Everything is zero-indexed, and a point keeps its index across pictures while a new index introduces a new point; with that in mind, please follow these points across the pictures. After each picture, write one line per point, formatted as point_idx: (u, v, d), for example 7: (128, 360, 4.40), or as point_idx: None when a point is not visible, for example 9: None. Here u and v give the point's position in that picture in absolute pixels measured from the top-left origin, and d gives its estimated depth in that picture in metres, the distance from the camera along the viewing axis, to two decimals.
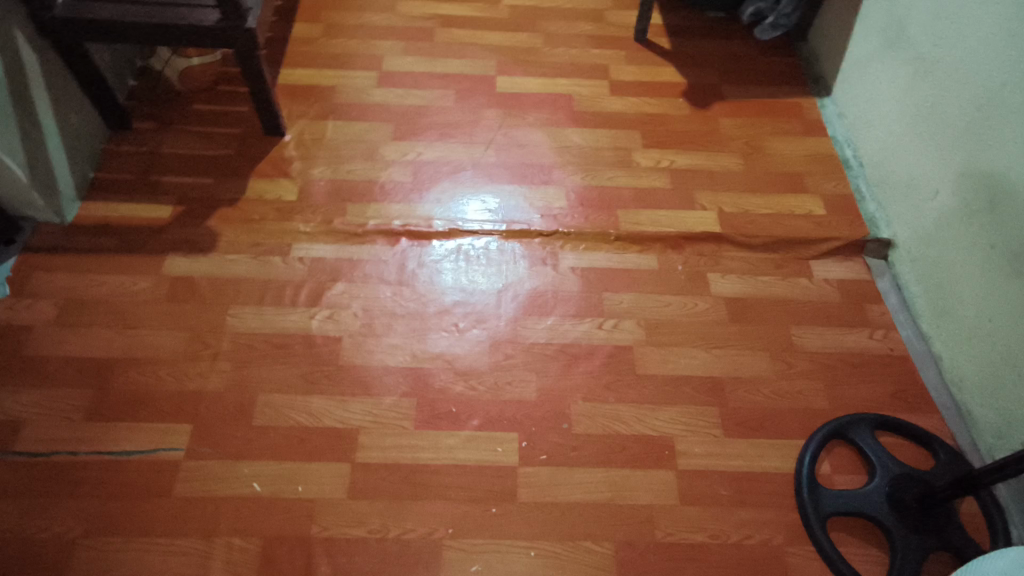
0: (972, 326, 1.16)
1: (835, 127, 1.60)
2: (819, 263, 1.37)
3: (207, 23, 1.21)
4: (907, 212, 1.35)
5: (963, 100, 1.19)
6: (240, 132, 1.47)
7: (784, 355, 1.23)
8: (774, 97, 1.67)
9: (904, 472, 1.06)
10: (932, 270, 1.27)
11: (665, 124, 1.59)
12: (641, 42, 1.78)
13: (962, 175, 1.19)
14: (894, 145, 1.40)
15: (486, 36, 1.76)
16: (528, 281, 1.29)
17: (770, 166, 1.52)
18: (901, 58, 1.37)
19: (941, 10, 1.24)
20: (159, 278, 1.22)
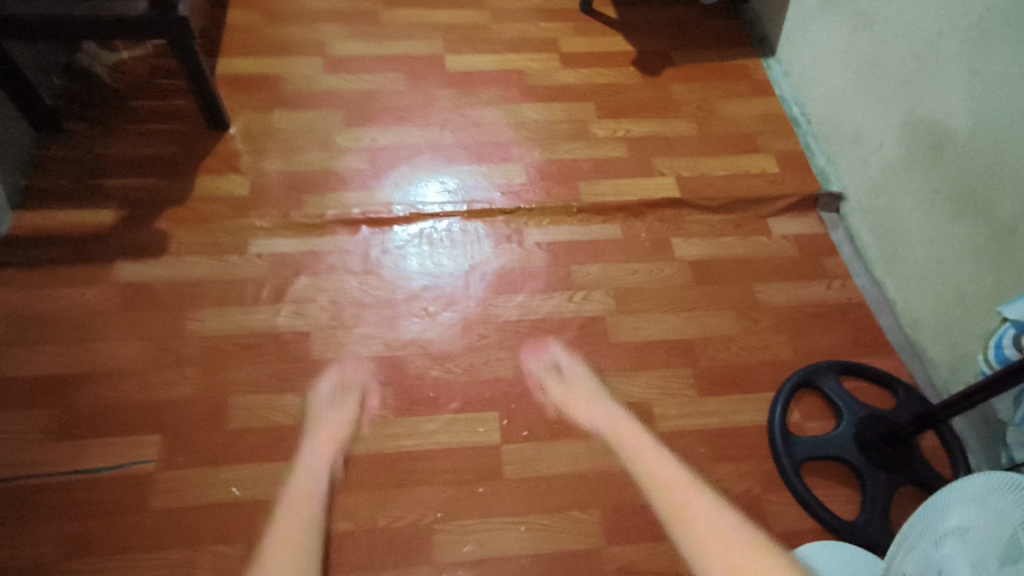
0: (923, 269, 1.21)
1: (781, 86, 1.64)
2: (777, 221, 1.42)
3: (135, 13, 1.14)
4: (855, 165, 1.39)
5: (903, 51, 1.23)
6: (182, 127, 1.41)
7: (750, 312, 1.26)
8: (721, 60, 1.69)
9: (868, 413, 1.11)
10: (881, 218, 1.32)
11: (618, 93, 1.59)
12: (588, 12, 1.77)
13: (906, 125, 1.24)
14: (840, 100, 1.44)
15: (432, 15, 1.72)
16: (495, 260, 1.29)
17: (723, 128, 1.55)
18: (840, 15, 1.41)
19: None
20: (110, 286, 1.17)
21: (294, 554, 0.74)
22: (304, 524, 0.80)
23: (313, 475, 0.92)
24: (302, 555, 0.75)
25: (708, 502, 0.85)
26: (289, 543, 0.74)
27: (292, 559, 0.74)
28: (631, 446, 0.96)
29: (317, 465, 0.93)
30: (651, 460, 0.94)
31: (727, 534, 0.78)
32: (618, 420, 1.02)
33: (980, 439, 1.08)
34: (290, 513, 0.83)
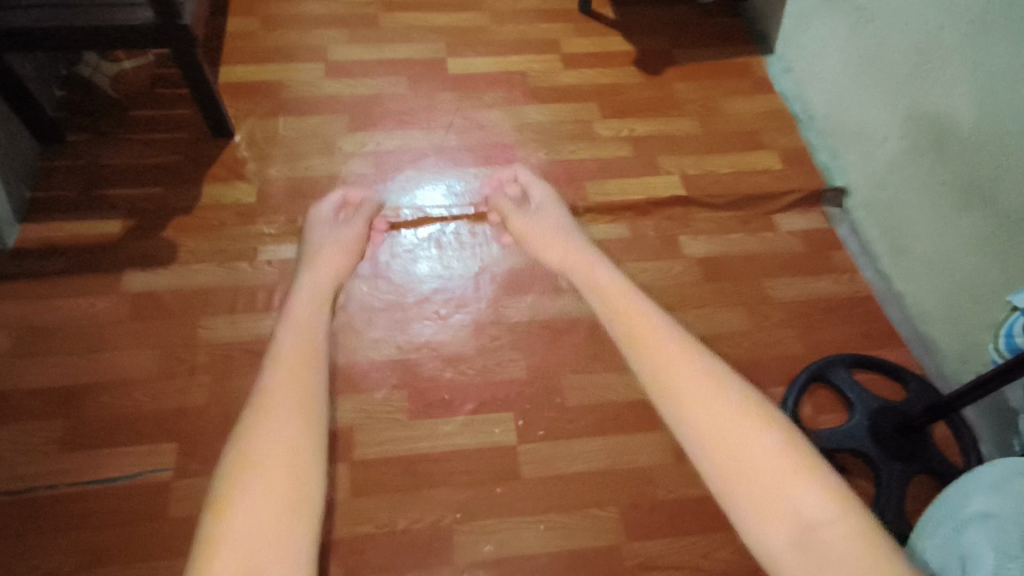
0: (930, 261, 1.22)
1: (782, 83, 1.65)
2: (783, 217, 1.43)
3: (139, 22, 1.14)
4: (859, 160, 1.41)
5: (905, 45, 1.24)
6: (186, 136, 1.40)
7: (762, 309, 1.29)
8: (721, 58, 1.70)
9: (879, 404, 1.12)
10: (886, 211, 1.33)
11: (620, 93, 1.60)
12: (587, 14, 1.78)
13: (909, 119, 1.25)
14: (842, 96, 1.46)
15: (431, 18, 1.72)
16: (504, 261, 1.29)
17: (726, 126, 1.56)
18: (841, 11, 1.42)
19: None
20: (119, 295, 1.16)
21: (300, 421, 0.66)
22: (303, 399, 0.68)
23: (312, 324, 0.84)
24: (307, 422, 0.66)
25: (705, 377, 0.74)
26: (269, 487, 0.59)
27: (301, 424, 0.66)
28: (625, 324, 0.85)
29: (310, 313, 0.86)
30: (649, 331, 0.82)
31: (708, 404, 0.71)
32: (619, 296, 0.91)
33: (990, 427, 1.09)
34: (285, 371, 0.72)
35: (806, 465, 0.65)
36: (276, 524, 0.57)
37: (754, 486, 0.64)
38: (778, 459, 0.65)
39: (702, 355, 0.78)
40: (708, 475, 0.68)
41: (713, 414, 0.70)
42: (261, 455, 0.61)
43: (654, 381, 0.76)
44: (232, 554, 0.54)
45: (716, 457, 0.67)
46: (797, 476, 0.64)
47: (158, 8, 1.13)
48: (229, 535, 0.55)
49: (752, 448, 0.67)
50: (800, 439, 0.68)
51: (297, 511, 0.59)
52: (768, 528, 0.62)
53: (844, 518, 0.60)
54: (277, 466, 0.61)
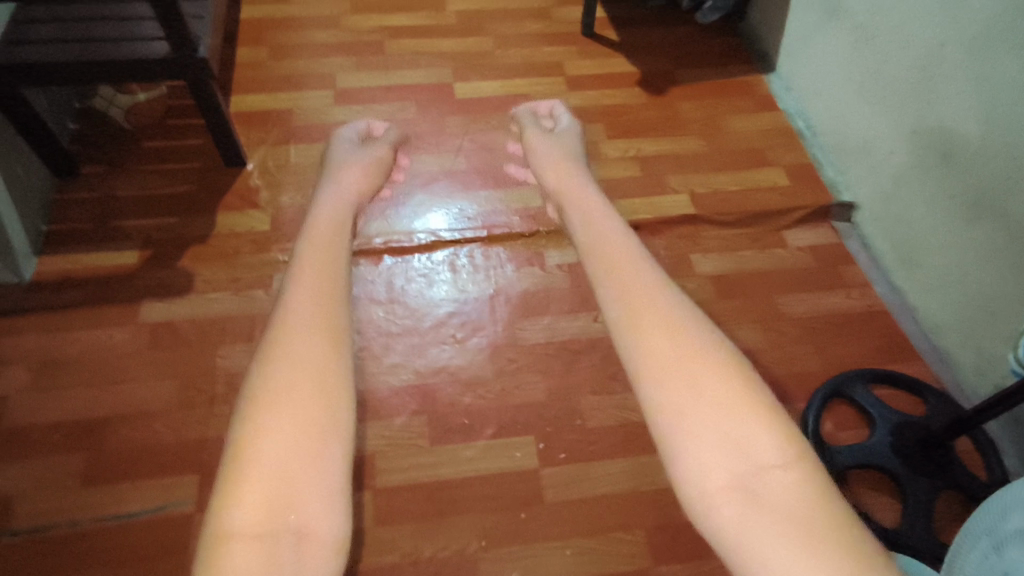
0: (944, 275, 1.23)
1: (784, 100, 1.67)
2: (791, 232, 1.44)
3: (155, 56, 1.15)
4: (866, 175, 1.42)
5: (909, 61, 1.26)
6: (200, 165, 1.41)
7: (775, 325, 1.29)
8: (723, 78, 1.73)
9: (901, 419, 1.12)
10: (895, 225, 1.34)
11: (626, 114, 1.62)
12: (589, 36, 1.80)
13: (914, 134, 1.27)
14: (845, 112, 1.48)
15: (436, 43, 1.75)
16: (518, 283, 1.29)
17: (731, 144, 1.57)
18: (841, 30, 1.45)
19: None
20: (137, 326, 1.16)
21: (322, 328, 0.51)
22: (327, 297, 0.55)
23: (340, 226, 0.69)
24: (334, 327, 0.52)
25: (666, 298, 0.54)
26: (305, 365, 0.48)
27: (326, 336, 0.51)
28: (582, 230, 0.65)
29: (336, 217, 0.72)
30: (608, 234, 0.63)
31: (662, 314, 0.52)
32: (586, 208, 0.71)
33: (1014, 441, 1.09)
34: (308, 274, 0.57)
35: (762, 407, 0.47)
36: (306, 447, 0.45)
37: (694, 423, 0.46)
38: (724, 389, 0.47)
39: (657, 268, 0.58)
40: (643, 398, 0.49)
41: (662, 338, 0.50)
42: (285, 374, 0.47)
43: (600, 273, 0.57)
44: (262, 481, 0.43)
45: (657, 381, 0.48)
46: (748, 415, 0.46)
47: (174, 42, 1.15)
48: (259, 458, 0.43)
49: (697, 370, 0.48)
50: (760, 384, 0.48)
51: (326, 432, 0.46)
52: (704, 463, 0.44)
53: (797, 467, 0.43)
54: (306, 379, 0.48)
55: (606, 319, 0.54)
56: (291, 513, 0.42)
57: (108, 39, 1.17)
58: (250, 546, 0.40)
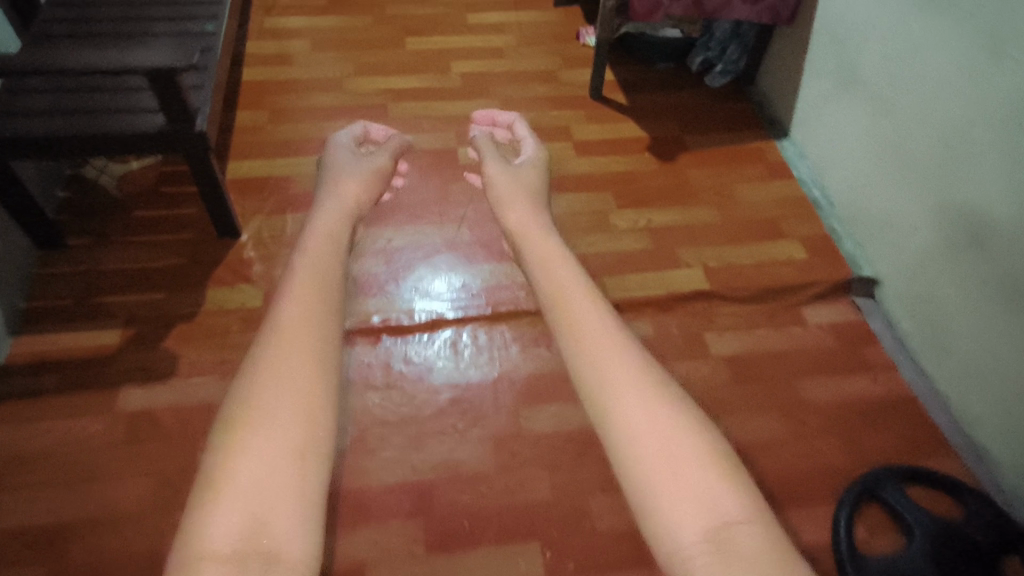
0: (974, 366, 1.16)
1: (799, 167, 1.63)
2: (809, 308, 1.37)
3: (150, 129, 1.10)
4: (886, 251, 1.36)
5: (930, 137, 1.22)
6: (190, 236, 1.35)
7: (796, 413, 1.21)
8: (735, 144, 1.68)
9: (941, 527, 1.03)
10: (922, 305, 1.27)
11: (635, 181, 1.57)
12: (597, 99, 1.77)
13: (940, 211, 1.20)
14: (864, 183, 1.42)
15: (440, 107, 1.71)
16: (523, 366, 1.22)
17: (745, 214, 1.52)
18: (859, 100, 1.41)
19: (894, 57, 1.29)
20: (113, 415, 1.08)
21: (319, 346, 0.46)
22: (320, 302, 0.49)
23: (336, 232, 0.62)
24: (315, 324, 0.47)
25: (632, 356, 0.51)
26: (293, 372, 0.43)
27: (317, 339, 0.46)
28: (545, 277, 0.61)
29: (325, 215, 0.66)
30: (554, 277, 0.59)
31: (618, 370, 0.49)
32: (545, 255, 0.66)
33: None
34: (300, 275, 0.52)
35: (721, 467, 0.44)
36: (292, 465, 0.39)
37: (663, 484, 0.43)
38: (690, 449, 0.45)
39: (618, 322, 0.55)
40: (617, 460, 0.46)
41: (631, 396, 0.48)
42: (272, 389, 0.42)
43: (567, 329, 0.54)
44: (239, 498, 0.38)
45: (636, 440, 0.45)
46: (710, 472, 0.43)
47: (170, 115, 1.09)
48: (235, 478, 0.38)
49: (660, 431, 0.46)
50: (717, 442, 0.46)
51: (310, 449, 0.41)
52: (679, 523, 0.41)
53: (758, 524, 0.41)
54: (298, 398, 0.42)
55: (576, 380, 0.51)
56: (265, 536, 0.37)
57: (101, 111, 1.12)
58: (220, 567, 0.34)
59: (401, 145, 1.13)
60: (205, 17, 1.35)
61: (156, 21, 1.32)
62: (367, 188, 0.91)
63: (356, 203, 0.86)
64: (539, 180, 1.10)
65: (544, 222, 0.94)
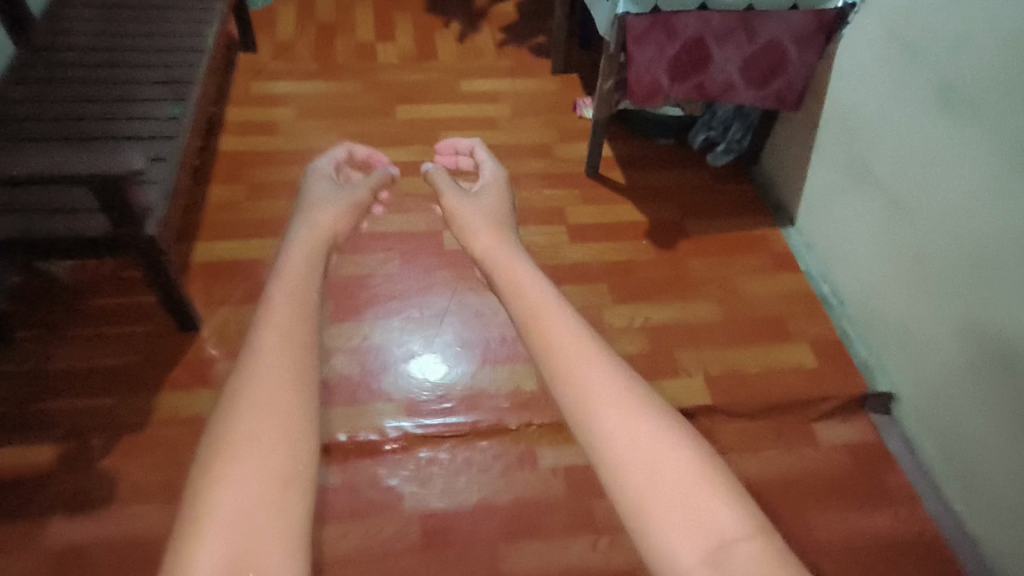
0: (991, 481, 1.07)
1: (806, 259, 1.53)
2: (821, 425, 1.26)
3: (94, 233, 1.01)
4: (897, 354, 1.28)
5: (942, 229, 1.15)
6: (148, 329, 1.24)
7: (810, 554, 1.08)
8: (738, 231, 1.59)
9: None
10: (944, 430, 1.16)
11: (632, 272, 1.47)
12: (594, 177, 1.68)
13: (963, 332, 1.11)
14: (879, 287, 1.33)
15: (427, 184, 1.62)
16: (505, 492, 1.11)
17: (750, 311, 1.41)
18: (876, 198, 1.33)
19: (907, 148, 1.24)
20: (40, 554, 0.96)
21: (291, 379, 0.43)
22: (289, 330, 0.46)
23: (308, 258, 0.57)
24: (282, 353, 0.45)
25: (612, 371, 0.49)
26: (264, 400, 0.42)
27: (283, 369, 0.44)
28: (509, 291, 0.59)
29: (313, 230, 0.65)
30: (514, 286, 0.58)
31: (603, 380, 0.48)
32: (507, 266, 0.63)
33: None
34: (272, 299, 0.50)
35: (719, 481, 0.43)
36: (270, 498, 0.38)
37: (658, 514, 0.41)
38: (682, 464, 0.43)
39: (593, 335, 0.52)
40: (609, 483, 0.44)
41: (612, 418, 0.46)
42: (246, 427, 0.40)
43: (543, 350, 0.51)
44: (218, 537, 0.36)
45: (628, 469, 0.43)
46: (708, 494, 0.41)
47: (116, 219, 1.00)
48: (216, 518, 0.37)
49: (656, 454, 0.44)
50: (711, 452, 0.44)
51: (292, 479, 0.39)
52: (677, 553, 0.40)
53: (761, 539, 0.40)
54: (270, 434, 0.40)
55: (561, 401, 0.49)
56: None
57: (45, 211, 1.04)
58: None
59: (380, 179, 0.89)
60: (171, 100, 1.28)
61: (119, 106, 1.25)
62: (344, 219, 0.73)
63: (333, 235, 0.67)
64: (499, 188, 0.91)
65: (496, 221, 0.78)
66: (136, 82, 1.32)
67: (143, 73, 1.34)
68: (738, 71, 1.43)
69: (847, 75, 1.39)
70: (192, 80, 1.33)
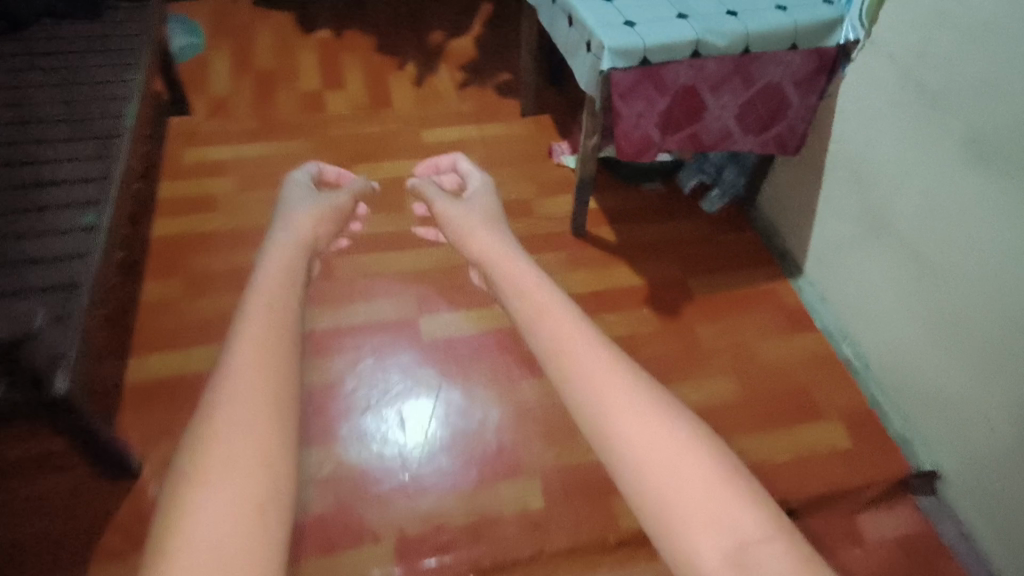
0: None
1: (820, 315, 1.40)
2: (865, 517, 1.13)
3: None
4: (937, 424, 1.15)
5: (977, 289, 1.04)
6: (70, 482, 1.06)
7: None
8: (745, 287, 1.47)
9: None
10: (1004, 521, 1.03)
11: (635, 349, 1.32)
12: (581, 236, 1.52)
13: (1016, 414, 0.99)
14: (907, 350, 1.20)
15: (397, 260, 1.45)
16: None
17: (771, 384, 1.29)
18: (894, 253, 1.20)
19: (929, 200, 1.10)
20: None
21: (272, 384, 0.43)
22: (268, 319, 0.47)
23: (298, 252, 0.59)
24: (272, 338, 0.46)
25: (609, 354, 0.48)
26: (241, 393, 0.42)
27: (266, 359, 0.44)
28: (506, 277, 0.60)
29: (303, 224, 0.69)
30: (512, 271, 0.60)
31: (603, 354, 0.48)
32: (504, 258, 0.64)
33: None
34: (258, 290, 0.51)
35: (733, 475, 0.41)
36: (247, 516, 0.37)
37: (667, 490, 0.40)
38: (689, 458, 0.41)
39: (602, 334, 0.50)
40: (617, 464, 0.43)
41: (625, 413, 0.44)
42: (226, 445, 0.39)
43: (534, 321, 0.52)
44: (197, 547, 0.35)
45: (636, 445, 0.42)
46: (736, 507, 0.39)
47: (17, 381, 0.83)
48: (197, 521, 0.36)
49: (669, 455, 0.41)
50: (730, 455, 0.42)
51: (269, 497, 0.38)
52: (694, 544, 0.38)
53: (782, 539, 0.37)
54: (248, 440, 0.40)
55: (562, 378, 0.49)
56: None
57: None
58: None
59: (364, 190, 0.92)
60: (85, 206, 1.11)
61: (23, 221, 1.08)
62: (325, 225, 0.73)
63: (315, 240, 0.67)
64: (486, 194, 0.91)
65: (491, 222, 0.78)
66: (45, 185, 1.14)
67: (53, 174, 1.16)
68: (734, 120, 1.30)
69: (853, 116, 1.26)
70: (110, 177, 1.17)
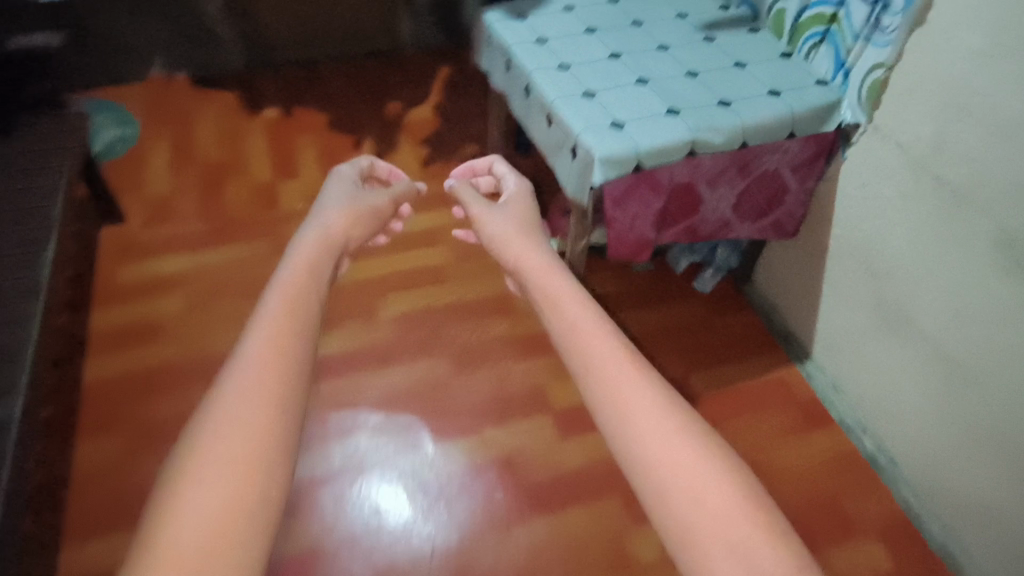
0: None
1: (836, 407, 1.31)
2: None
3: None
4: (985, 536, 1.05)
5: (1014, 397, 0.94)
6: None
7: None
8: (751, 381, 1.37)
9: None
10: None
11: None
12: None
13: None
14: (938, 455, 1.10)
15: (372, 382, 1.30)
16: None
17: (796, 501, 1.19)
18: (917, 350, 1.10)
19: (954, 302, 1.00)
20: None
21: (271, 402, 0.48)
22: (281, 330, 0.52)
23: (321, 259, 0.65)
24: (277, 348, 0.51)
25: (624, 363, 0.55)
26: (251, 390, 0.47)
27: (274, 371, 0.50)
28: (539, 286, 0.66)
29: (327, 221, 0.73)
30: (542, 277, 0.67)
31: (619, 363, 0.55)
32: (530, 268, 0.70)
33: None
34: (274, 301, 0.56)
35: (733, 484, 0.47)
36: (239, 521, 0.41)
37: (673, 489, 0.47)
38: (693, 464, 0.48)
39: (633, 354, 0.56)
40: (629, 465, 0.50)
41: (646, 430, 0.50)
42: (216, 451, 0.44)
43: (562, 333, 0.59)
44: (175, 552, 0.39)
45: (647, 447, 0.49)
46: (740, 518, 0.45)
47: None
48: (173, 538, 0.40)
49: (685, 468, 0.48)
50: (743, 475, 0.48)
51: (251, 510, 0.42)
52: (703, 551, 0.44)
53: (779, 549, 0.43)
54: (248, 444, 0.45)
55: (579, 381, 0.56)
56: None
57: None
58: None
59: (406, 191, 0.92)
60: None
61: None
62: (358, 227, 0.77)
63: (343, 241, 0.72)
64: (522, 199, 0.91)
65: (528, 231, 0.81)
66: None
67: None
68: (731, 209, 1.19)
69: (857, 200, 1.15)
70: (23, 353, 1.01)
